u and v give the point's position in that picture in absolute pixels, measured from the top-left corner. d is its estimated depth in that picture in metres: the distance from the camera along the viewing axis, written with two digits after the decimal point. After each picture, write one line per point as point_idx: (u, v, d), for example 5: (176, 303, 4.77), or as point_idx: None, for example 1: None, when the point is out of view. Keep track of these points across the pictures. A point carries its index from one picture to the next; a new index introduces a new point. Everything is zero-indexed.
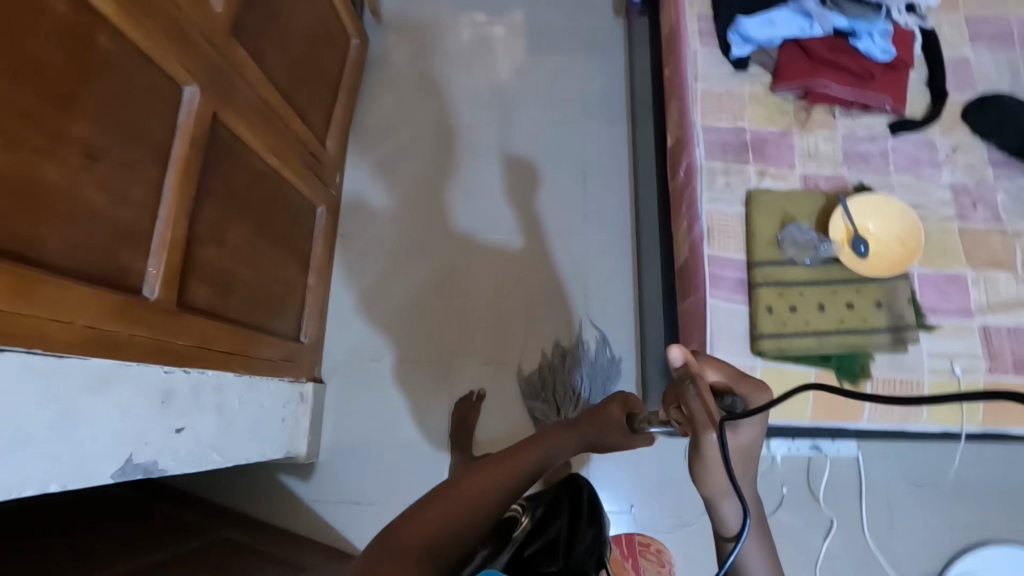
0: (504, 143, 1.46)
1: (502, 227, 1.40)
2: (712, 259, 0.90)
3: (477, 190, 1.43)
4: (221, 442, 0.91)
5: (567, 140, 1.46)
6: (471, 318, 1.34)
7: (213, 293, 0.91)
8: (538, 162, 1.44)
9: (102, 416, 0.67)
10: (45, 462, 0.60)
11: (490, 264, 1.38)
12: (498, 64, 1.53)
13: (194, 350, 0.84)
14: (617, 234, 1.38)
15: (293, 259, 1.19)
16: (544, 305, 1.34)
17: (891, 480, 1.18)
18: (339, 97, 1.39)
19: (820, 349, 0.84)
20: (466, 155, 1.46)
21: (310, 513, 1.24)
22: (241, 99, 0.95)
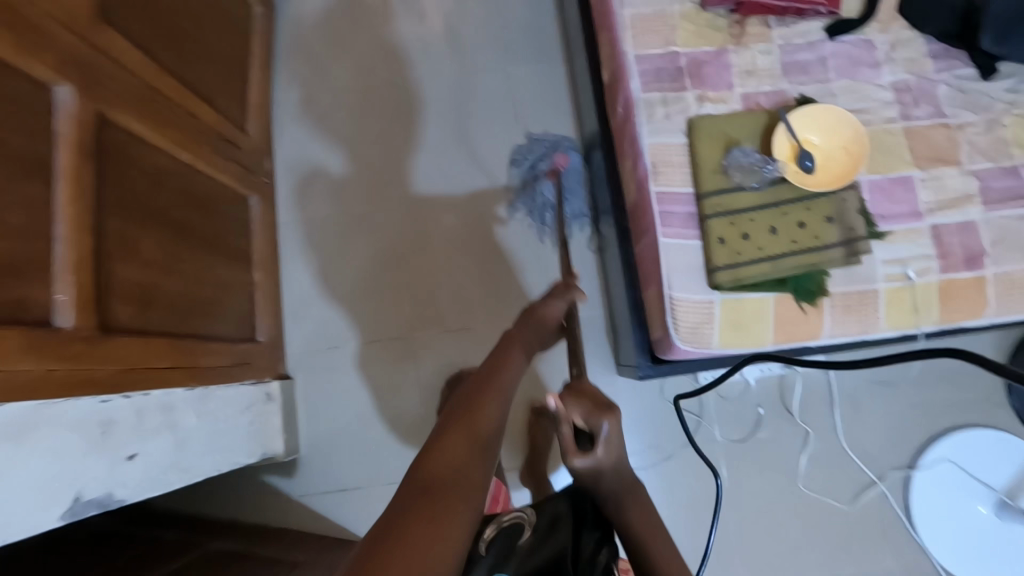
0: (439, 100, 1.38)
1: (448, 191, 1.34)
2: (660, 196, 0.87)
3: (418, 155, 1.36)
4: (184, 459, 0.88)
5: (504, 88, 1.38)
6: (431, 290, 1.30)
7: (140, 310, 0.85)
8: (477, 117, 1.37)
9: (32, 462, 0.62)
10: None
11: (443, 231, 1.32)
12: (419, 15, 1.42)
13: (129, 373, 0.79)
14: None
15: (230, 257, 1.13)
16: (504, 266, 1.30)
17: (860, 385, 1.21)
18: (251, 75, 1.28)
19: (775, 273, 0.82)
20: (399, 119, 1.37)
21: (301, 506, 1.23)
22: (127, 93, 0.85)
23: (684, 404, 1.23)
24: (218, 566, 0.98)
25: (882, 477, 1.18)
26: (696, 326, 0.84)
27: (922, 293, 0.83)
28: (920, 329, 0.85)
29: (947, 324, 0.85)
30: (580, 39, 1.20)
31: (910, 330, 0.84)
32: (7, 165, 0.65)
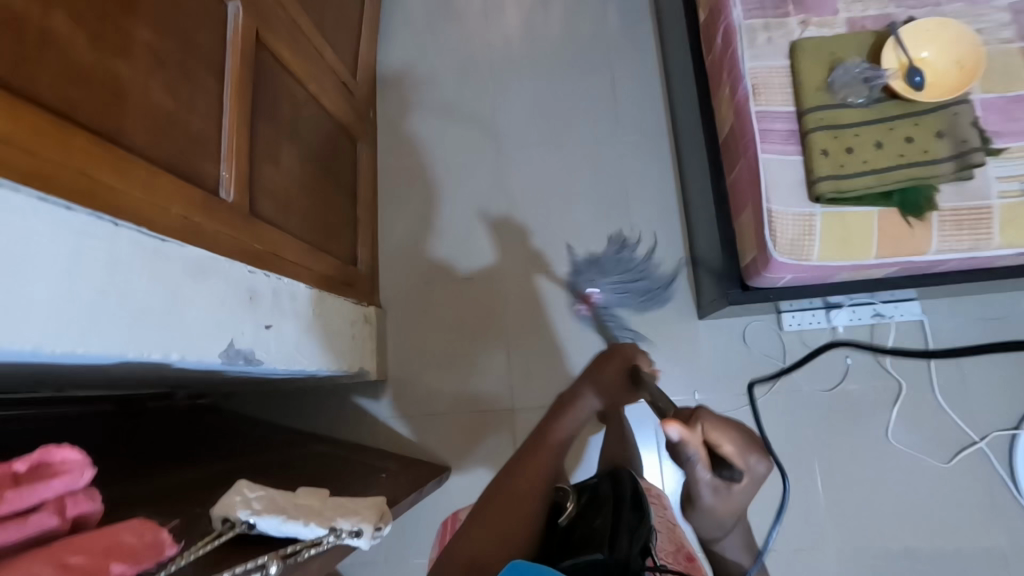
0: (530, 60, 1.46)
1: (536, 143, 1.41)
2: (760, 115, 0.89)
3: (508, 110, 1.44)
4: (303, 346, 0.97)
5: (592, 48, 1.45)
6: (516, 231, 1.37)
7: (275, 209, 0.95)
8: (565, 74, 1.44)
9: (200, 304, 0.71)
10: (164, 334, 0.65)
11: (528, 178, 1.39)
12: None
13: (268, 257, 0.88)
14: (652, 135, 1.38)
15: (340, 188, 1.23)
16: (587, 213, 1.36)
17: (959, 340, 1.17)
18: (363, 32, 1.41)
19: (881, 186, 0.82)
20: (492, 77, 1.47)
21: (386, 428, 1.31)
22: (276, 20, 0.97)
23: (766, 352, 1.22)
24: (320, 459, 1.05)
25: (984, 436, 1.12)
26: (797, 236, 0.85)
27: None
28: None
29: None
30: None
31: None
32: (194, 54, 0.76)
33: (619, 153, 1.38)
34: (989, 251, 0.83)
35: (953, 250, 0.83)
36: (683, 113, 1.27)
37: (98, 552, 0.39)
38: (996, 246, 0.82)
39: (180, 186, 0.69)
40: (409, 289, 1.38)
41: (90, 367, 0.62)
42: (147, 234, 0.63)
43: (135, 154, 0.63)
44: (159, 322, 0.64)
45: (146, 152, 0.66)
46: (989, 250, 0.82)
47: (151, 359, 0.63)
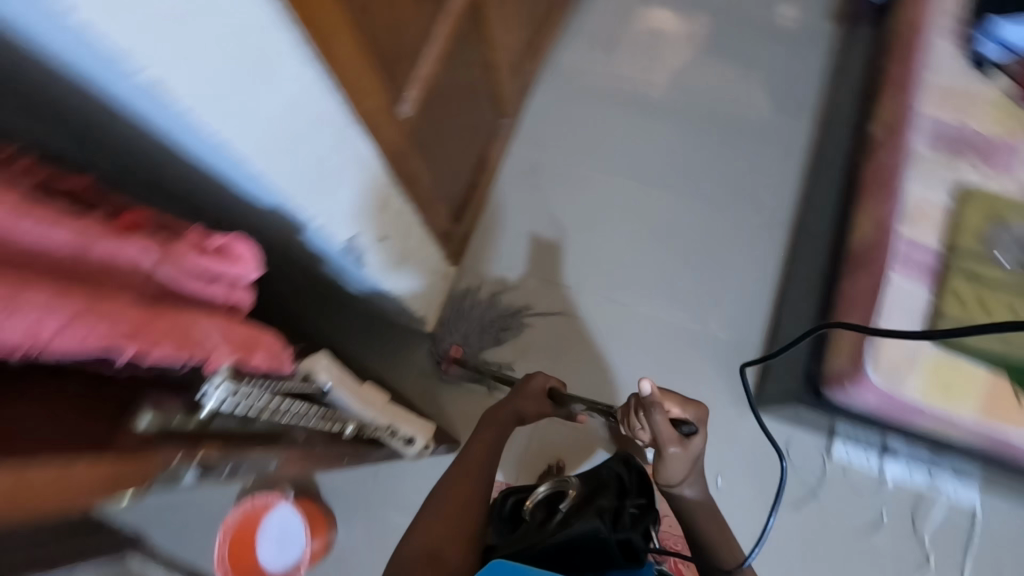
0: (688, 107, 1.48)
1: (663, 184, 1.42)
2: (905, 238, 0.89)
3: (649, 144, 1.46)
4: (396, 268, 1.01)
5: (750, 122, 1.46)
6: (611, 255, 1.37)
7: (427, 136, 1.00)
8: (716, 134, 1.46)
9: (354, 195, 0.78)
10: (316, 199, 0.71)
11: (643, 212, 1.40)
12: (702, 33, 1.54)
13: (405, 177, 0.93)
14: (774, 222, 1.39)
15: (474, 147, 1.27)
16: (686, 268, 1.36)
17: (1004, 543, 1.12)
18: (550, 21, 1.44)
19: (1003, 350, 0.81)
20: (646, 108, 1.49)
21: (418, 379, 1.28)
22: None
23: (805, 469, 1.18)
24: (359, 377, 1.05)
25: None
26: (901, 364, 0.84)
27: None
28: None
29: None
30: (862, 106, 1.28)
31: None
32: None
33: (736, 226, 1.39)
34: None
35: None
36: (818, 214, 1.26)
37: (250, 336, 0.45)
38: None
39: (376, 78, 0.73)
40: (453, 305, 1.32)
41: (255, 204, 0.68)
42: (342, 109, 0.65)
43: (359, 33, 0.67)
44: (319, 189, 0.70)
45: (367, 38, 0.70)
46: None
47: (295, 212, 0.70)
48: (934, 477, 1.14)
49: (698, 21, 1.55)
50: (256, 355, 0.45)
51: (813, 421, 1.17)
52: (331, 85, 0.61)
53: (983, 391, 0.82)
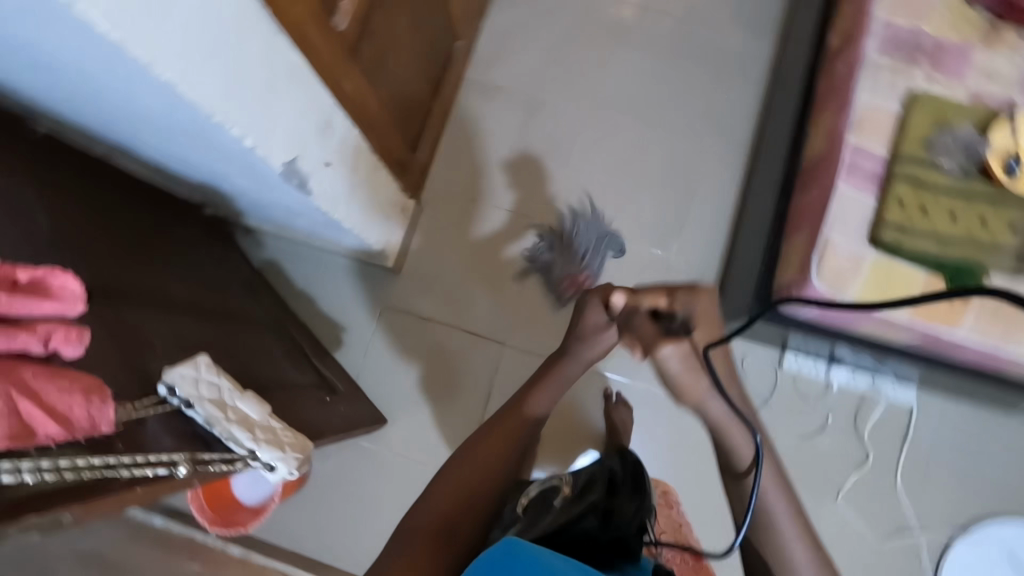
0: (645, 37, 1.48)
1: (623, 114, 1.44)
2: (854, 149, 0.91)
3: (608, 70, 1.46)
4: (347, 200, 0.98)
5: (709, 46, 1.46)
6: (563, 185, 1.40)
7: (372, 67, 0.98)
8: (675, 60, 1.46)
9: (295, 120, 0.76)
10: (237, 129, 0.66)
11: (592, 144, 1.42)
12: None
13: (354, 103, 0.91)
14: (730, 145, 1.40)
15: (425, 75, 1.24)
16: (636, 196, 1.38)
17: (935, 438, 1.20)
18: None
19: (936, 254, 0.84)
20: (602, 34, 1.49)
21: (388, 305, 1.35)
22: None
23: (759, 381, 1.24)
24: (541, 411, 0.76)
25: (923, 531, 1.16)
26: (843, 271, 0.87)
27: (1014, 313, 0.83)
28: (953, 333, 0.85)
29: (983, 338, 0.84)
30: (813, 25, 1.27)
31: (941, 329, 0.85)
32: None
33: (693, 149, 1.40)
34: (904, 320, 0.86)
35: (920, 319, 0.86)
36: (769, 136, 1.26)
37: (38, 405, 0.47)
38: (909, 316, 0.86)
39: None
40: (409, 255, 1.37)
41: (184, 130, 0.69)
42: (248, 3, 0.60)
43: None
44: None
45: None
46: (903, 318, 0.86)
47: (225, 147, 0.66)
48: (876, 382, 1.22)
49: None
50: (43, 424, 0.47)
51: (771, 337, 1.20)
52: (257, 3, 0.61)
53: (886, 262, 0.86)
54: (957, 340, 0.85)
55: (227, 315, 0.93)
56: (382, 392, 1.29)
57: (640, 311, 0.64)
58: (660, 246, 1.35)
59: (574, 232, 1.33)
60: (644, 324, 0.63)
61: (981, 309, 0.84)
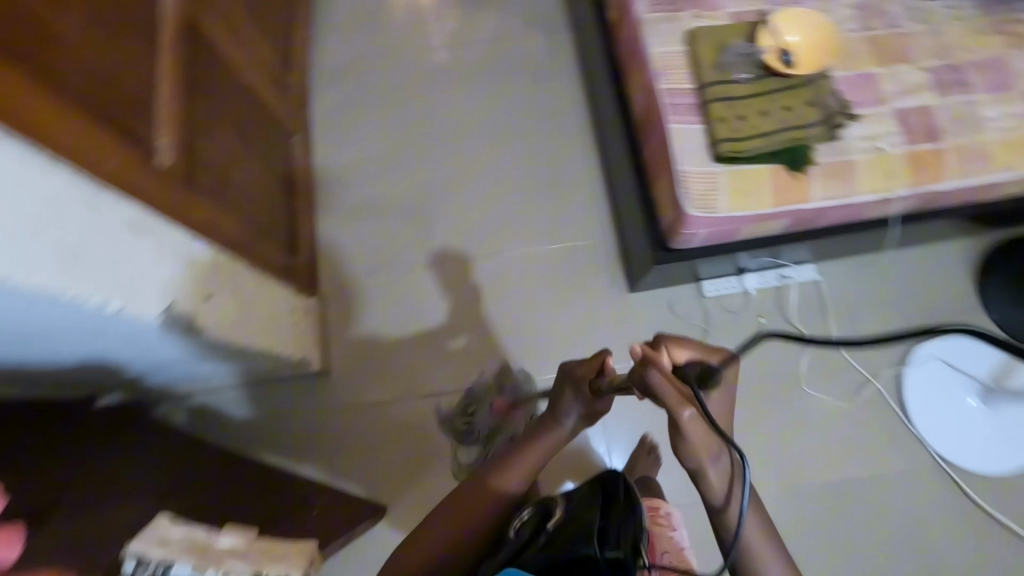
0: (461, 70, 1.59)
1: (470, 142, 1.52)
2: (667, 92, 1.03)
3: (442, 109, 1.55)
4: (244, 324, 0.95)
5: (518, 57, 1.60)
6: (447, 223, 1.44)
7: (217, 191, 0.97)
8: (495, 79, 1.58)
9: (156, 266, 0.73)
10: (98, 297, 0.63)
11: (456, 178, 1.48)
12: (440, 8, 1.66)
13: (212, 230, 0.89)
14: (575, 130, 1.52)
15: (274, 179, 1.24)
16: (515, 205, 1.45)
17: (848, 295, 1.34)
18: (293, 40, 1.46)
19: (768, 147, 0.97)
20: (424, 82, 1.58)
21: (333, 407, 1.31)
22: (211, 8, 1.00)
23: (691, 318, 1.34)
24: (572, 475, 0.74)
25: (877, 376, 1.29)
26: (706, 193, 0.97)
27: (847, 168, 0.97)
28: (811, 203, 0.97)
29: (833, 197, 0.97)
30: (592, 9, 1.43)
31: (800, 204, 0.97)
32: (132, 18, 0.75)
33: (545, 146, 1.51)
34: (769, 210, 0.97)
35: (783, 204, 0.97)
36: (602, 109, 1.38)
37: None
38: (772, 205, 0.97)
39: (111, 139, 0.67)
40: (334, 350, 1.35)
41: (39, 323, 0.65)
42: (60, 172, 0.58)
43: (62, 91, 0.60)
44: None
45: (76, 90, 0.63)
46: (769, 209, 0.97)
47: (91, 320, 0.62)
48: (783, 274, 1.34)
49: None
50: None
51: (683, 275, 1.30)
52: (68, 168, 0.59)
53: (738, 169, 0.97)
54: (816, 208, 0.98)
55: (174, 485, 0.87)
56: (369, 489, 1.25)
57: (663, 380, 0.58)
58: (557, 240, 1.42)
59: (479, 271, 1.39)
60: (668, 391, 0.58)
61: (824, 176, 0.97)
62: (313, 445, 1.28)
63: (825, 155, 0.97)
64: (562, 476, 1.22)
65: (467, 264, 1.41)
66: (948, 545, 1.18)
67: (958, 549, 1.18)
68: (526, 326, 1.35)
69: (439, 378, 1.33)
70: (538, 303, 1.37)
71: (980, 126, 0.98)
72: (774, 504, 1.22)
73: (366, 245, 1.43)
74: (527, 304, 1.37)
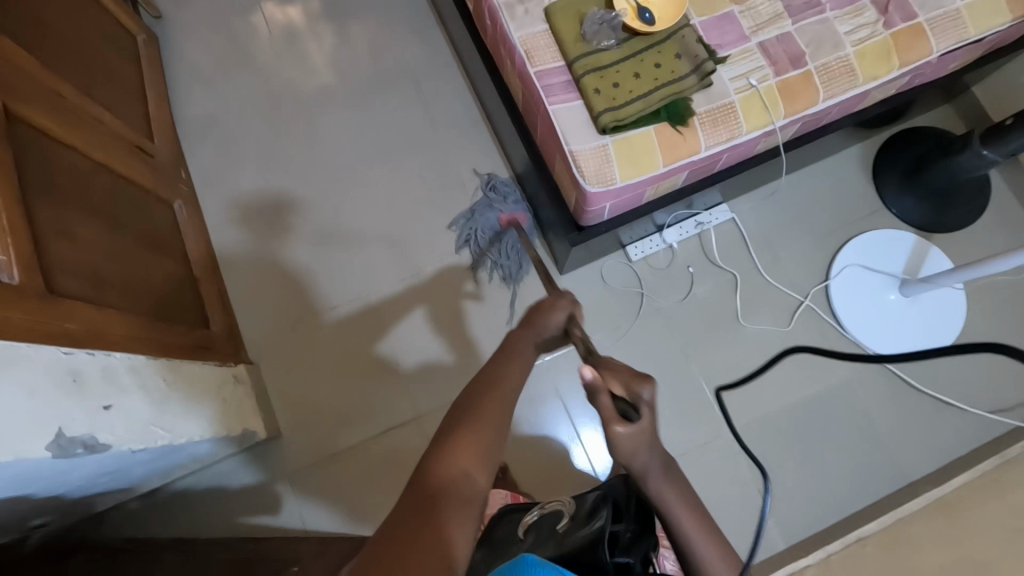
0: (339, 91, 1.53)
1: (366, 163, 1.47)
2: (539, 75, 1.01)
3: (329, 136, 1.49)
4: (162, 421, 0.89)
5: (394, 64, 1.54)
6: (363, 251, 1.40)
7: (90, 289, 0.89)
8: (376, 92, 1.52)
9: (29, 399, 0.67)
10: None
11: (361, 203, 1.44)
12: (301, 31, 1.58)
13: (94, 335, 0.82)
14: (469, 125, 1.49)
15: (164, 255, 1.16)
16: (427, 216, 1.42)
17: (763, 225, 1.39)
18: (149, 101, 1.37)
19: (648, 109, 0.96)
20: (303, 113, 1.51)
21: (295, 467, 1.28)
22: (31, 96, 0.91)
23: (624, 285, 1.36)
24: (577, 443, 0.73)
25: (807, 295, 1.34)
26: (600, 168, 0.96)
27: (726, 112, 0.98)
28: (700, 152, 0.98)
29: (720, 143, 0.98)
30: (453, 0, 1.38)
31: (691, 156, 0.98)
32: None
33: (443, 149, 1.47)
34: (663, 168, 0.98)
35: (675, 160, 0.98)
36: (488, 99, 1.35)
37: None
38: (665, 164, 0.97)
39: None
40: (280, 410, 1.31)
41: None
42: None
43: None
44: None
45: None
46: (663, 167, 0.98)
47: None
48: (700, 220, 1.36)
49: (297, 20, 1.59)
50: None
51: (606, 246, 1.31)
52: None
53: (624, 136, 0.96)
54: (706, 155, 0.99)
55: None
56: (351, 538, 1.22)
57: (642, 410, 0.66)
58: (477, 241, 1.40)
59: (408, 292, 1.37)
60: (606, 404, 0.65)
61: (707, 124, 0.98)
62: (283, 509, 1.25)
63: (702, 104, 0.98)
64: (538, 471, 1.27)
65: (393, 288, 1.38)
66: (902, 435, 1.25)
67: (910, 435, 1.25)
68: (467, 334, 1.34)
69: (394, 408, 1.31)
70: (473, 308, 1.36)
71: (839, 42, 1.01)
72: (741, 439, 1.26)
73: (287, 295, 1.38)
74: (463, 311, 1.36)
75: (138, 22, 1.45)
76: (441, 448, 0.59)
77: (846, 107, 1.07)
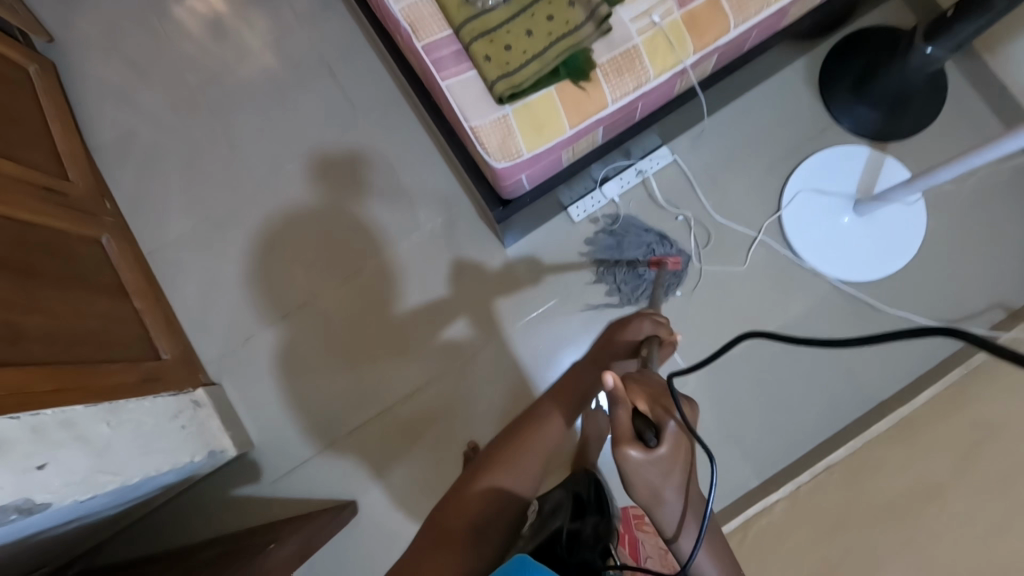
0: (255, 90, 1.45)
1: (293, 162, 1.41)
2: (427, 49, 0.94)
3: (252, 140, 1.43)
4: (108, 465, 0.91)
5: (306, 49, 1.46)
6: (305, 253, 1.37)
7: (12, 349, 0.87)
8: (292, 84, 1.45)
9: None
10: None
11: (295, 205, 1.40)
12: (204, 31, 1.49)
13: (19, 396, 0.81)
14: (392, 105, 1.41)
15: (99, 293, 1.14)
16: (363, 208, 1.38)
17: (709, 163, 1.32)
18: (54, 134, 1.32)
19: (545, 68, 0.89)
20: (221, 118, 1.45)
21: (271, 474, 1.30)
22: None
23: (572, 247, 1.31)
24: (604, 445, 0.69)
25: (760, 230, 1.29)
26: (502, 140, 0.91)
27: (631, 57, 0.91)
28: (609, 107, 0.92)
29: (629, 92, 0.92)
30: None
31: (599, 113, 0.92)
32: None
33: (369, 133, 1.40)
34: (571, 129, 0.92)
35: (582, 120, 0.92)
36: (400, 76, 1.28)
37: None
38: (571, 124, 0.92)
39: None
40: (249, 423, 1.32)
41: None
42: None
43: None
44: None
45: None
46: (570, 128, 0.92)
47: None
48: (640, 169, 1.30)
49: (221, 9, 1.50)
50: None
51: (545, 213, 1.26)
52: None
53: (523, 103, 0.90)
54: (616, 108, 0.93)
55: None
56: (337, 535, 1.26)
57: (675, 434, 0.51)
58: (417, 224, 1.36)
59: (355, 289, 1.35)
60: (622, 418, 0.51)
61: (612, 74, 0.91)
62: (267, 516, 1.28)
63: (603, 53, 0.91)
64: None
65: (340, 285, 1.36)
66: (871, 359, 1.23)
67: (881, 358, 1.23)
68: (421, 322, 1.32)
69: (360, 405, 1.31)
70: (422, 294, 1.33)
71: None
72: (704, 385, 1.25)
73: (237, 309, 1.36)
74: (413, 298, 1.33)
75: (27, 51, 1.37)
76: (478, 468, 0.66)
77: (768, 25, 0.98)
